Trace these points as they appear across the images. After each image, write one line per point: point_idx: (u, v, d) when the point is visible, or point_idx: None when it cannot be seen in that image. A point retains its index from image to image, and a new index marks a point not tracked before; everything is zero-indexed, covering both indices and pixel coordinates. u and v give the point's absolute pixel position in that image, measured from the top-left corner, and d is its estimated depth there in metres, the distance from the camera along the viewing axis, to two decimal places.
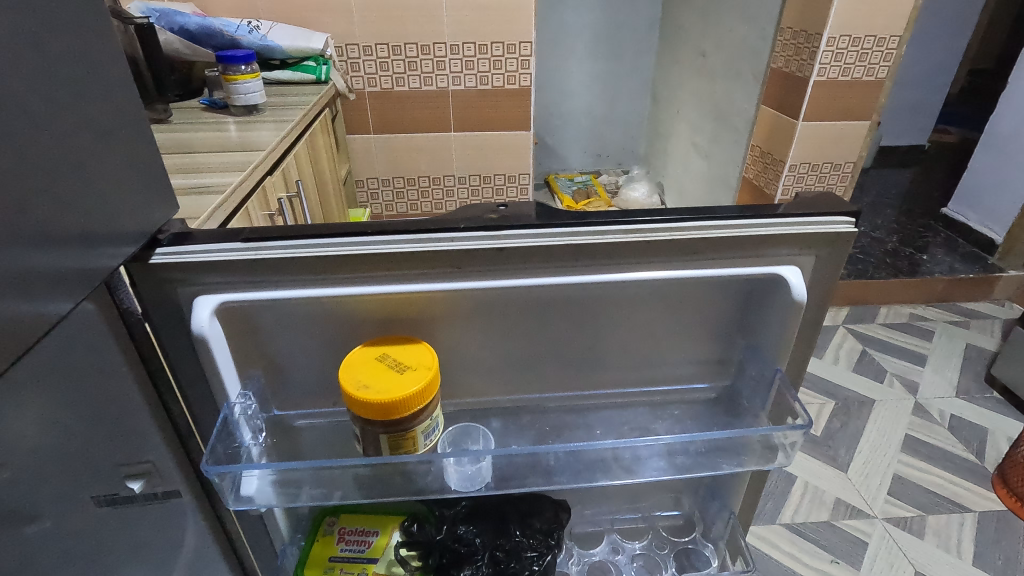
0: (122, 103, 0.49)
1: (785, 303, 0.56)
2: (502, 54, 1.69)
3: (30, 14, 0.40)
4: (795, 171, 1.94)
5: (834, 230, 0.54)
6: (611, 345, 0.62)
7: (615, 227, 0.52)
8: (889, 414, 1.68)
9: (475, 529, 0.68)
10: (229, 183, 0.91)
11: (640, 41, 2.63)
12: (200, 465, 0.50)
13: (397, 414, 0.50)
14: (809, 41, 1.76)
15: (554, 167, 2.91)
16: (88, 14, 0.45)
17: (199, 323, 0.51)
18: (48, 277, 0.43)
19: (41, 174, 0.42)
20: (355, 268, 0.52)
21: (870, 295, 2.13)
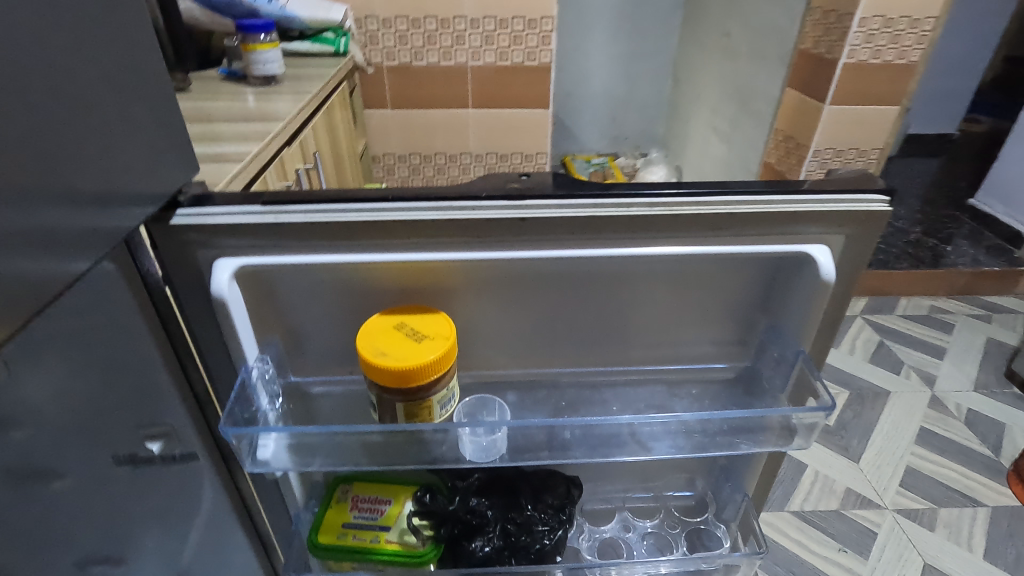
0: (144, 62, 0.48)
1: (812, 283, 0.55)
2: (523, 29, 1.65)
3: None
4: (818, 156, 1.89)
5: (867, 208, 0.52)
6: (629, 323, 0.61)
7: (640, 200, 0.51)
8: (904, 406, 1.66)
9: (488, 502, 0.68)
10: (248, 154, 0.92)
11: (662, 22, 2.57)
12: (219, 426, 0.51)
13: (414, 382, 0.50)
14: (840, 22, 1.70)
15: (571, 149, 2.88)
16: None
17: (217, 286, 0.50)
18: (68, 235, 0.43)
19: (61, 130, 0.41)
20: (374, 235, 0.51)
21: (891, 286, 2.09)
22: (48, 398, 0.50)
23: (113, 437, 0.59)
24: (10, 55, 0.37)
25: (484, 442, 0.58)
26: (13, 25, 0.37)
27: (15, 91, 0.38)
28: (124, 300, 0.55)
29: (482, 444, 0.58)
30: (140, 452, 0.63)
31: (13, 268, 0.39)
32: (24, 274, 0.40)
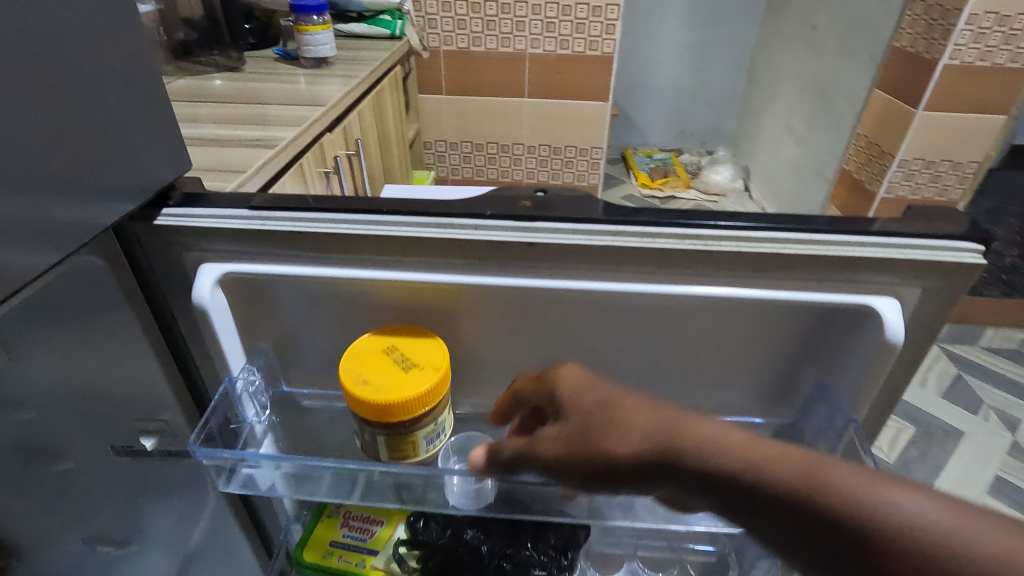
0: (136, 45, 0.45)
1: (874, 341, 0.47)
2: (586, 16, 1.55)
3: None
4: (905, 167, 1.70)
5: (955, 258, 0.44)
6: (648, 359, 0.54)
7: (670, 230, 0.46)
8: (978, 450, 1.48)
9: (484, 535, 0.61)
10: (282, 138, 0.88)
11: (740, 24, 2.66)
12: (191, 443, 0.49)
13: (396, 417, 0.46)
14: (944, 17, 1.50)
15: (634, 141, 3.01)
16: None
17: (199, 292, 0.48)
18: (46, 227, 0.40)
19: (40, 115, 0.38)
20: (373, 249, 0.48)
21: (978, 314, 1.88)
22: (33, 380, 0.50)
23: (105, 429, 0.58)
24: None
25: (471, 489, 0.55)
26: None
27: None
28: (113, 295, 0.52)
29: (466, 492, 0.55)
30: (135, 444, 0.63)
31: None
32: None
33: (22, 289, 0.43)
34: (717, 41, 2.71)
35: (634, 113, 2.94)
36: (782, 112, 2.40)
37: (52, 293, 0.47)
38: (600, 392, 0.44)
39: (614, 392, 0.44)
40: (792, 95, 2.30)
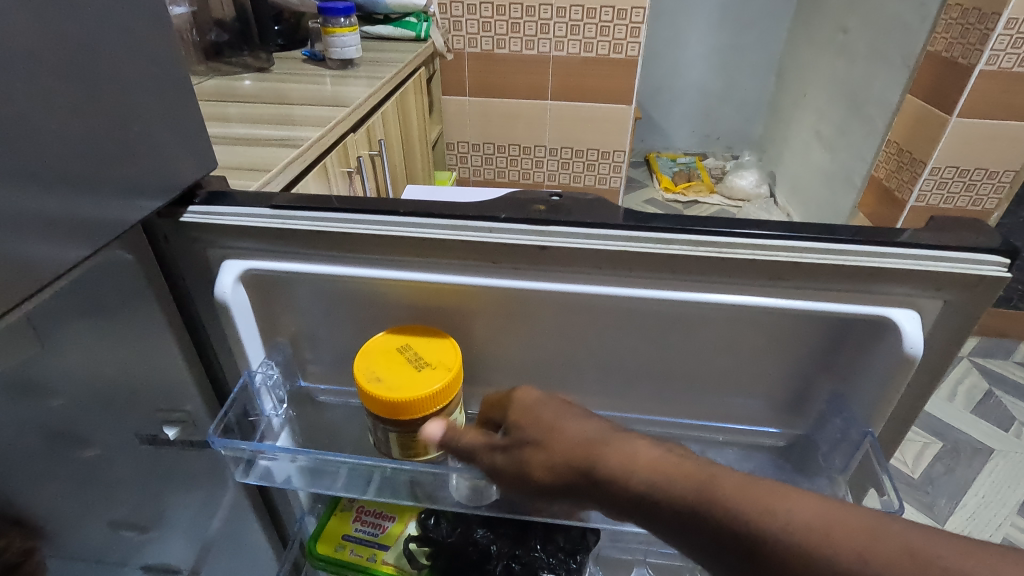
0: (165, 48, 0.47)
1: (893, 353, 0.46)
2: (611, 19, 1.55)
3: None
4: (937, 174, 1.66)
5: (977, 272, 0.43)
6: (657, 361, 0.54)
7: (685, 236, 0.46)
8: (1009, 469, 1.43)
9: (493, 534, 0.62)
10: (308, 137, 0.90)
11: (769, 27, 2.62)
12: (210, 434, 0.51)
13: (406, 415, 0.47)
14: (982, 22, 1.46)
15: (657, 144, 2.99)
16: None
17: (221, 288, 0.50)
18: (79, 223, 0.42)
19: (73, 117, 0.40)
20: (388, 250, 0.49)
21: (1012, 328, 1.82)
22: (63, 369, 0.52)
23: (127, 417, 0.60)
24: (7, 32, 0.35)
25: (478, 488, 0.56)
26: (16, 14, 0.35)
27: (19, 69, 0.36)
28: (139, 286, 0.54)
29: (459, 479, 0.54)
30: (158, 434, 0.66)
31: (7, 250, 0.37)
32: (22, 257, 0.39)
33: (56, 280, 0.45)
34: (745, 43, 2.67)
35: (659, 116, 2.92)
36: (810, 117, 2.36)
37: (80, 288, 0.49)
38: (536, 415, 0.46)
39: (551, 415, 0.45)
40: (822, 99, 2.26)
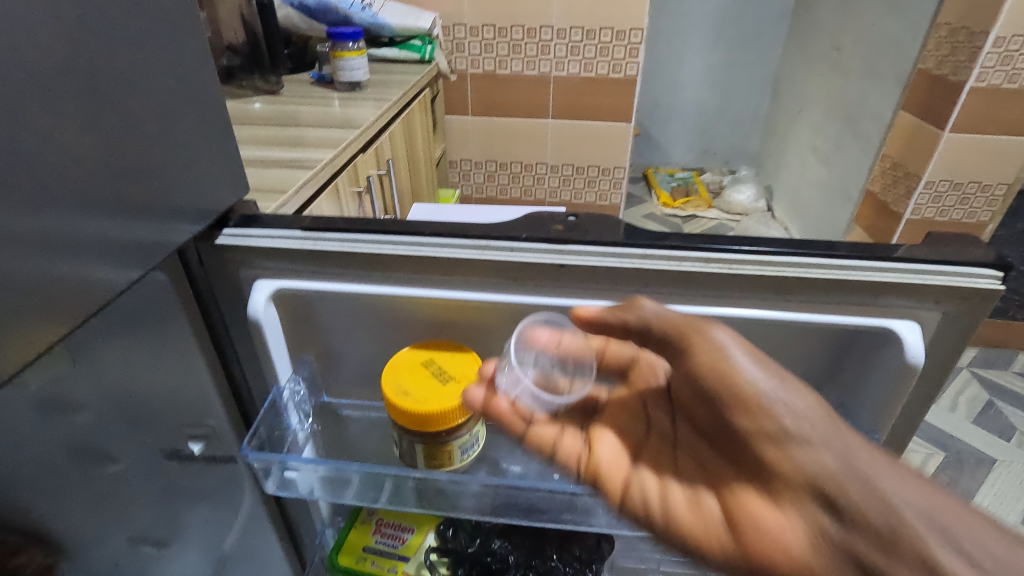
0: (201, 79, 0.50)
1: (896, 363, 0.49)
2: (611, 41, 1.59)
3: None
4: (931, 188, 1.69)
5: (973, 285, 0.46)
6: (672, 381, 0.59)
7: (696, 254, 0.49)
8: (1012, 479, 1.44)
9: (510, 545, 0.65)
10: (321, 158, 0.93)
11: (764, 45, 2.68)
12: (244, 446, 0.53)
13: (434, 428, 0.50)
14: (971, 40, 1.50)
15: (656, 160, 3.04)
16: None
17: (254, 307, 0.52)
18: (127, 246, 0.45)
19: (122, 147, 0.43)
20: (411, 268, 0.52)
21: (1010, 338, 1.85)
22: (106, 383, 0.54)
23: (159, 434, 0.61)
24: (64, 70, 0.38)
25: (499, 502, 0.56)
26: (69, 51, 0.38)
27: (75, 102, 0.39)
28: (173, 304, 0.57)
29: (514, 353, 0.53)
30: (184, 450, 0.66)
31: (65, 272, 0.40)
32: (79, 279, 0.41)
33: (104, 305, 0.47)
34: (740, 61, 2.73)
35: (657, 132, 2.97)
36: (806, 132, 2.40)
37: (120, 311, 0.51)
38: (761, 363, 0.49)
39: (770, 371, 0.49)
40: (817, 115, 2.31)
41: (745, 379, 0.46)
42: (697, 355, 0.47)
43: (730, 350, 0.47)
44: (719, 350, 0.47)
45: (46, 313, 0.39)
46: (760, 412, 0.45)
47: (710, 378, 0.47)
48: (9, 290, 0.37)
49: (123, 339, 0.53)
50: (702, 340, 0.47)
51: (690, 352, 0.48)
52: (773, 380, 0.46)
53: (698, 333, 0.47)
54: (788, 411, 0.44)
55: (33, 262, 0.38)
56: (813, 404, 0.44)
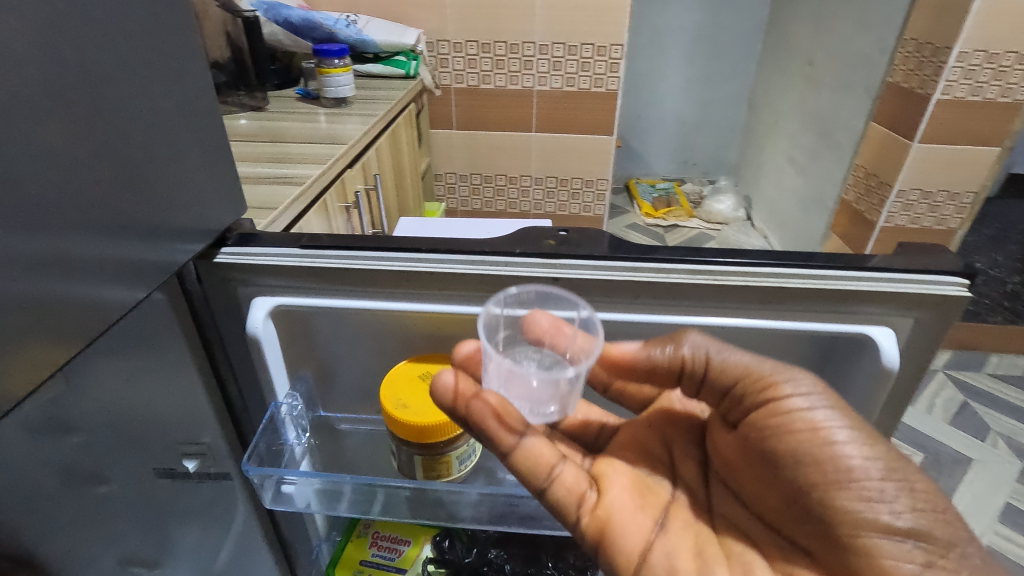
0: (196, 102, 0.51)
1: (873, 368, 0.51)
2: (592, 56, 1.63)
3: (110, 25, 0.42)
4: (903, 197, 1.76)
5: (941, 292, 0.48)
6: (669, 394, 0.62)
7: (681, 266, 0.51)
8: (987, 478, 1.49)
9: (506, 555, 0.69)
10: (310, 175, 0.94)
11: (740, 59, 2.75)
12: (242, 465, 0.54)
13: (432, 439, 0.53)
14: (936, 55, 1.57)
15: (637, 171, 3.10)
16: (169, 24, 0.47)
17: (253, 324, 0.53)
18: (124, 266, 0.45)
19: (118, 168, 0.44)
20: (407, 284, 0.53)
21: (981, 341, 1.91)
22: None
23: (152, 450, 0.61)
24: (66, 94, 0.39)
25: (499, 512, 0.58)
26: (64, 74, 0.39)
27: (73, 125, 0.40)
28: (172, 328, 0.56)
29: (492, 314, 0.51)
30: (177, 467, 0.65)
31: (71, 292, 0.41)
32: (86, 300, 0.42)
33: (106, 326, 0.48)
34: (717, 75, 2.80)
35: (638, 144, 3.03)
36: (782, 143, 2.47)
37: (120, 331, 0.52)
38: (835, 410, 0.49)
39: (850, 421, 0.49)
40: (793, 127, 2.38)
41: (834, 450, 0.45)
42: (764, 404, 0.48)
43: (815, 408, 0.46)
44: (800, 409, 0.47)
45: (49, 334, 0.40)
46: (844, 490, 0.45)
47: (785, 438, 0.47)
48: (18, 311, 0.38)
49: (115, 357, 0.54)
50: (778, 392, 0.48)
51: (756, 398, 0.49)
52: (864, 453, 0.45)
53: (770, 381, 0.48)
54: (874, 495, 0.44)
55: (40, 283, 0.39)
56: (893, 492, 0.44)
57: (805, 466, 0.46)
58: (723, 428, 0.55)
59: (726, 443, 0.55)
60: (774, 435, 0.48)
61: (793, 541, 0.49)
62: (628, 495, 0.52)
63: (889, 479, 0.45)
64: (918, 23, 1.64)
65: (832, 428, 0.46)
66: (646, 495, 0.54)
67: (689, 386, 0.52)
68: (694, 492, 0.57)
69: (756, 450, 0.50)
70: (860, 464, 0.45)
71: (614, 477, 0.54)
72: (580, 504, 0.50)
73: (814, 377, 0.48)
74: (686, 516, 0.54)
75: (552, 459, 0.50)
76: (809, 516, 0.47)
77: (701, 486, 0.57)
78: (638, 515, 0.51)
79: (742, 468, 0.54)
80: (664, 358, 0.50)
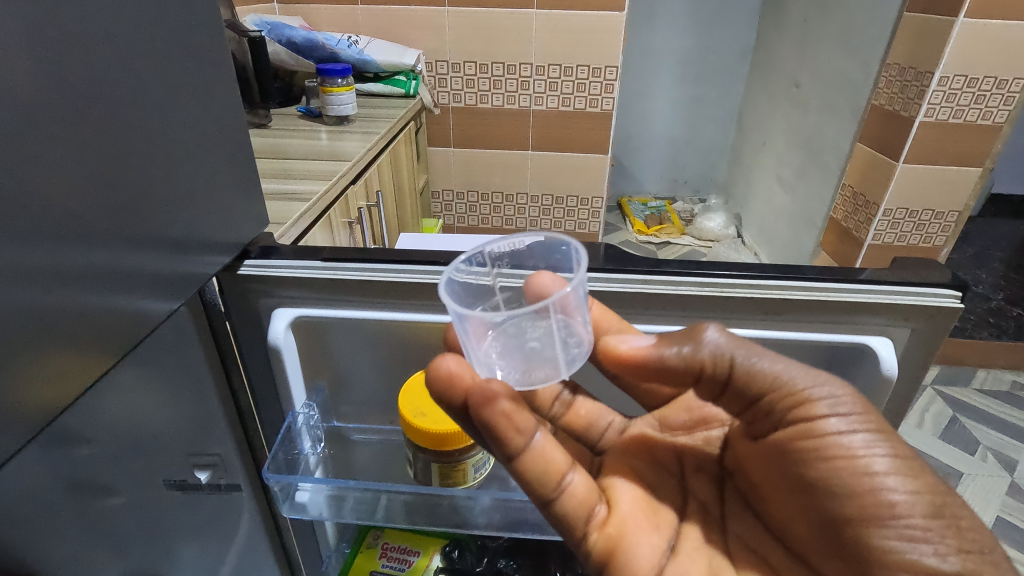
0: (220, 119, 0.53)
1: (874, 376, 0.54)
2: (587, 77, 1.67)
3: (145, 48, 0.44)
4: (890, 216, 1.81)
5: (936, 304, 0.51)
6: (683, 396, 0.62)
7: (689, 278, 0.53)
8: (978, 491, 1.51)
9: (515, 564, 0.74)
10: (315, 191, 0.96)
11: (728, 80, 2.83)
12: (264, 472, 0.57)
13: (448, 446, 0.55)
14: (918, 79, 1.63)
15: (629, 189, 3.16)
16: (198, 48, 0.49)
17: (274, 334, 0.57)
18: (154, 278, 0.47)
19: (150, 183, 0.45)
20: (426, 296, 0.55)
21: (966, 355, 1.96)
22: (126, 412, 0.54)
23: (164, 460, 0.61)
24: (105, 115, 0.41)
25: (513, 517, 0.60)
26: (103, 94, 0.41)
27: (110, 142, 0.42)
28: (190, 336, 0.57)
29: (490, 287, 0.57)
30: (188, 479, 0.65)
31: (110, 304, 0.43)
32: (123, 311, 0.44)
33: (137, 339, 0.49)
34: (706, 96, 2.87)
35: (629, 163, 3.09)
36: (771, 162, 2.53)
37: (149, 342, 0.53)
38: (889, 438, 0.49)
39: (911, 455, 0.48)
40: (781, 147, 2.44)
41: (873, 483, 0.46)
42: (795, 420, 0.49)
43: (852, 432, 0.47)
44: (836, 432, 0.47)
45: (85, 347, 0.41)
46: (882, 528, 0.46)
47: (819, 465, 0.48)
48: (64, 322, 0.39)
49: (137, 368, 0.53)
50: (813, 411, 0.48)
51: (786, 414, 0.49)
52: (907, 489, 0.46)
53: (804, 398, 0.48)
54: (914, 535, 0.46)
55: (84, 296, 0.41)
56: (917, 506, 0.46)
57: (840, 498, 0.47)
58: (748, 442, 0.56)
59: (748, 460, 0.56)
60: (807, 462, 0.49)
61: (816, 570, 0.51)
62: (639, 511, 0.55)
63: (909, 487, 0.46)
64: (900, 48, 1.71)
65: (873, 457, 0.47)
66: (657, 513, 0.56)
67: (711, 387, 0.50)
68: (707, 507, 0.59)
69: (790, 475, 0.51)
70: (902, 500, 0.46)
71: (622, 493, 0.55)
72: (589, 520, 0.51)
73: (851, 395, 0.48)
74: (698, 532, 0.56)
75: (563, 466, 0.50)
76: (843, 548, 0.48)
77: (716, 503, 0.59)
78: (649, 534, 0.53)
79: (767, 491, 0.55)
80: (681, 358, 0.48)
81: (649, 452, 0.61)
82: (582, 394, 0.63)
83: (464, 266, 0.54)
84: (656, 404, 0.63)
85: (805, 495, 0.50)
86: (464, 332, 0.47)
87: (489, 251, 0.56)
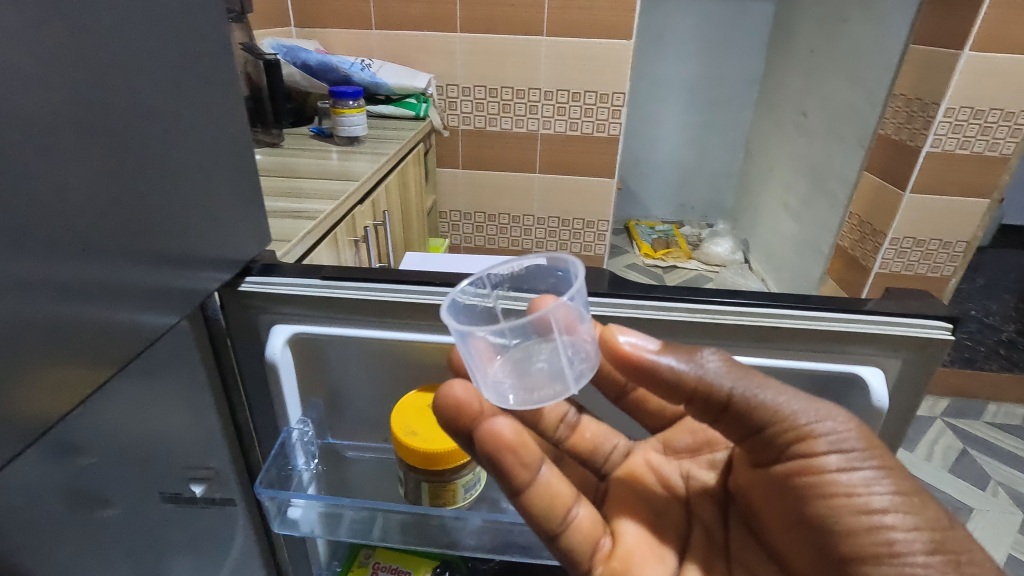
0: (227, 140, 0.55)
1: (864, 407, 0.54)
2: (595, 103, 1.70)
3: (154, 74, 0.46)
4: (896, 245, 1.80)
5: (926, 335, 0.51)
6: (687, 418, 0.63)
7: (681, 305, 0.54)
8: (989, 528, 1.48)
9: None
10: (322, 209, 0.98)
11: (736, 108, 2.86)
12: (255, 485, 0.57)
13: (439, 465, 0.55)
14: (924, 110, 1.64)
15: (636, 213, 3.18)
16: (210, 75, 0.52)
17: (272, 350, 0.57)
18: (156, 292, 0.48)
19: (154, 201, 0.47)
20: (416, 316, 0.56)
21: (976, 387, 1.93)
22: (126, 428, 0.56)
23: (160, 472, 0.61)
24: (114, 136, 0.43)
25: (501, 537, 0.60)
26: (112, 116, 0.43)
27: (119, 163, 0.43)
28: (189, 347, 0.58)
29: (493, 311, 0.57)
30: (184, 492, 0.66)
31: (112, 316, 0.44)
32: (124, 324, 0.45)
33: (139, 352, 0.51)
34: (714, 123, 2.90)
35: (637, 187, 3.12)
36: (778, 189, 2.54)
37: (154, 356, 0.55)
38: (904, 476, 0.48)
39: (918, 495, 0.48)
40: (788, 173, 2.45)
41: (870, 521, 0.46)
42: (795, 455, 0.48)
43: (852, 469, 0.47)
44: (836, 470, 0.47)
45: (86, 359, 0.43)
46: (882, 566, 0.46)
47: (818, 503, 0.48)
48: (66, 335, 0.41)
49: (137, 380, 0.55)
50: (812, 447, 0.47)
51: (787, 448, 0.48)
52: (907, 527, 0.46)
53: (805, 433, 0.47)
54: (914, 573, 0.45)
55: (84, 308, 0.42)
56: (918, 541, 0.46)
57: (838, 536, 0.47)
58: (749, 470, 0.55)
59: (749, 489, 0.55)
60: (806, 498, 0.49)
61: None
62: (643, 544, 0.55)
63: (909, 526, 0.46)
64: (906, 79, 1.72)
65: (871, 496, 0.46)
66: (661, 544, 0.56)
67: (708, 411, 0.48)
68: (711, 532, 0.59)
69: (789, 510, 0.50)
70: (902, 538, 0.46)
71: (626, 524, 0.56)
72: (594, 554, 0.52)
73: (855, 432, 0.47)
74: (699, 566, 0.56)
75: (569, 499, 0.51)
76: None
77: (720, 527, 0.59)
78: (652, 566, 0.54)
79: (766, 519, 0.54)
80: (676, 378, 0.47)
81: (652, 477, 0.62)
82: (587, 415, 0.63)
83: (467, 291, 0.55)
84: (660, 425, 0.64)
85: (806, 535, 0.50)
86: (469, 350, 0.48)
87: (491, 275, 0.56)
